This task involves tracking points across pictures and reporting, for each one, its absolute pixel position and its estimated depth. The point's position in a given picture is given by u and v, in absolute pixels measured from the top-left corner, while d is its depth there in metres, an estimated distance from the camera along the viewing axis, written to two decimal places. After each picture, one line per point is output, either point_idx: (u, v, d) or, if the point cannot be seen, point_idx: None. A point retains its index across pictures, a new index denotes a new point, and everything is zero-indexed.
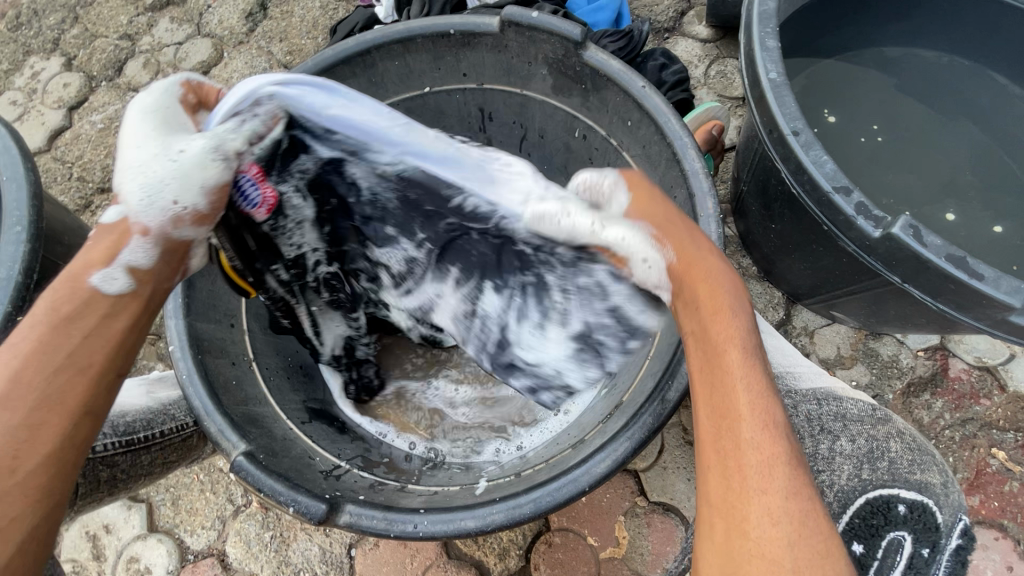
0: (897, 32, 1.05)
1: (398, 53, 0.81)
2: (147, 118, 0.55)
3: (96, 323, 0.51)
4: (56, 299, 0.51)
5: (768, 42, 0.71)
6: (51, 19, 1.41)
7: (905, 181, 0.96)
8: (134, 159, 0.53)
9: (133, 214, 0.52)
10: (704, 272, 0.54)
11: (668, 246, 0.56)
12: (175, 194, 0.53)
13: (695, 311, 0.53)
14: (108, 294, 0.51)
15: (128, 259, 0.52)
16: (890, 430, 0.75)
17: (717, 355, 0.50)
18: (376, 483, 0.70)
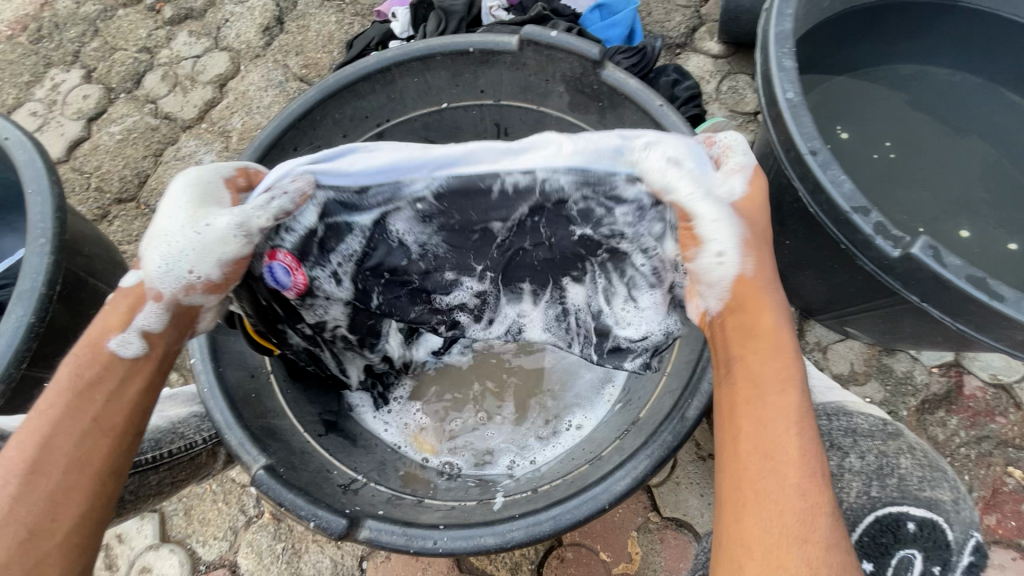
0: (909, 49, 1.06)
1: (418, 70, 0.83)
2: (184, 188, 0.55)
3: (113, 386, 0.53)
4: (77, 366, 0.53)
5: (785, 62, 0.71)
6: (71, 32, 1.44)
7: (919, 197, 0.96)
8: (165, 223, 0.54)
9: (152, 283, 0.55)
10: (764, 293, 0.53)
11: (750, 258, 0.52)
12: (192, 264, 0.55)
13: (740, 332, 0.53)
14: (126, 358, 0.54)
15: (142, 324, 0.55)
16: (901, 445, 0.73)
17: (755, 385, 0.50)
18: (392, 497, 0.71)
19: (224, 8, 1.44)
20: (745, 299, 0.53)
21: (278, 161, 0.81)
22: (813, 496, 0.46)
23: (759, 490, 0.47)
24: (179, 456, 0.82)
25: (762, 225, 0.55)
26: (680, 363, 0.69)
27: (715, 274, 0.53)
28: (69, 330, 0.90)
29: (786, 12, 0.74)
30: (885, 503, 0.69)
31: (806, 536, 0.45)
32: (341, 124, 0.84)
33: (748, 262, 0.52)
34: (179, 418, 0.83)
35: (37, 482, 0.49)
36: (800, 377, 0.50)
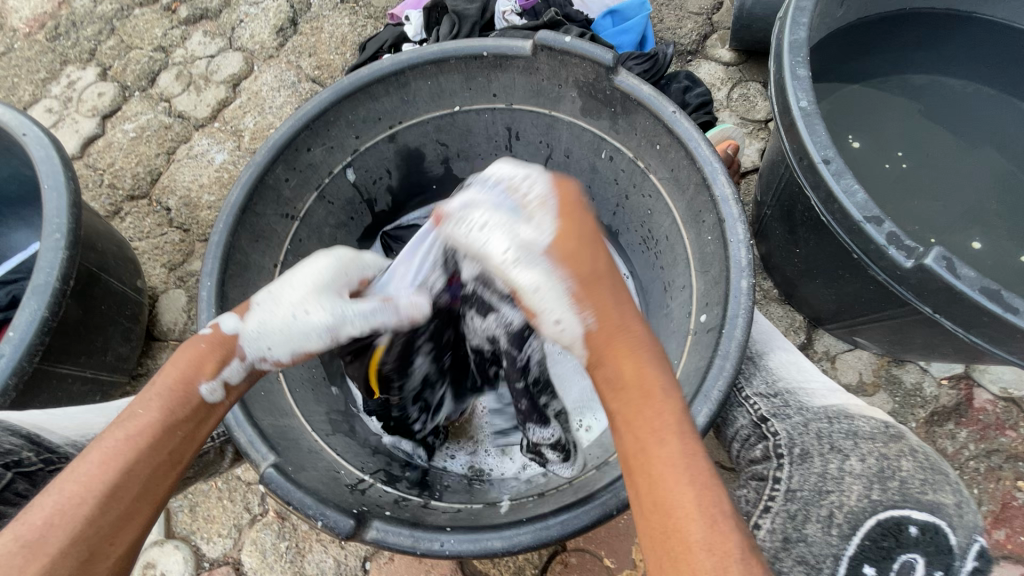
0: (922, 59, 1.06)
1: (431, 73, 0.83)
2: (327, 271, 0.67)
3: (196, 427, 0.56)
4: (168, 400, 0.55)
5: (799, 71, 0.71)
6: (88, 31, 1.46)
7: (930, 208, 0.96)
8: (290, 295, 0.64)
9: (242, 341, 0.60)
10: (616, 333, 0.57)
11: (587, 312, 0.58)
12: (273, 347, 0.62)
13: (612, 374, 0.55)
14: (208, 407, 0.57)
15: (228, 377, 0.59)
16: (901, 447, 0.70)
17: (633, 406, 0.52)
18: (399, 498, 0.70)
19: (239, 9, 1.45)
20: (602, 331, 0.57)
21: (291, 162, 0.81)
22: (700, 467, 0.48)
23: (661, 497, 0.47)
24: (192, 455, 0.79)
25: (594, 267, 0.60)
26: (688, 370, 0.69)
27: (572, 330, 0.58)
28: (81, 324, 0.91)
29: (801, 21, 0.74)
30: (887, 505, 0.64)
31: (711, 506, 0.46)
32: (354, 125, 0.85)
33: (589, 312, 0.58)
34: None
35: (109, 509, 0.49)
36: (663, 371, 0.54)
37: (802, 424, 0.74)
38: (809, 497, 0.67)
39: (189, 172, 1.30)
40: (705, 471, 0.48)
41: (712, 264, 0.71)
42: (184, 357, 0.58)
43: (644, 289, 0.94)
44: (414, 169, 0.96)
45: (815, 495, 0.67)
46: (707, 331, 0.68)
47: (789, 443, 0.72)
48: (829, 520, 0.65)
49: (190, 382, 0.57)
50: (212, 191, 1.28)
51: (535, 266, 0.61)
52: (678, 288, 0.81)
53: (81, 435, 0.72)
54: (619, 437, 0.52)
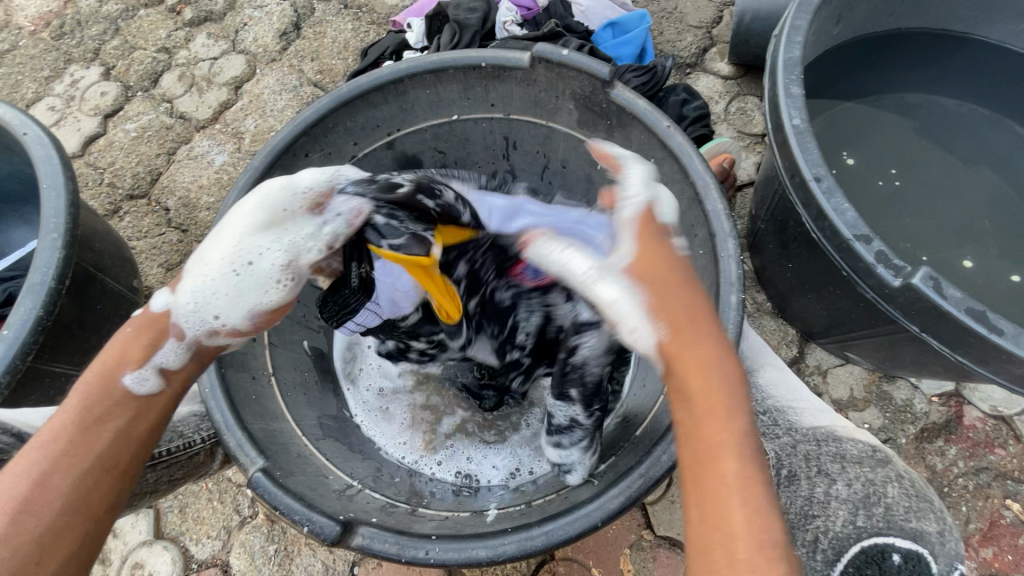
0: (918, 78, 1.07)
1: (430, 82, 0.84)
2: (256, 213, 0.61)
3: (123, 423, 0.54)
4: (88, 400, 0.54)
5: (793, 89, 0.72)
6: (93, 30, 1.47)
7: (922, 226, 0.96)
8: (218, 253, 0.60)
9: (175, 318, 0.58)
10: (693, 350, 0.50)
11: (663, 317, 0.52)
12: (219, 310, 0.59)
13: (679, 387, 0.50)
14: (135, 398, 0.55)
15: (159, 361, 0.57)
16: (889, 472, 0.67)
17: (700, 419, 0.47)
18: (386, 504, 0.71)
19: (243, 12, 1.46)
20: (673, 340, 0.51)
21: (288, 167, 0.82)
22: (751, 493, 0.44)
23: (708, 513, 0.44)
24: (179, 455, 0.80)
25: (670, 270, 0.55)
26: None
27: (642, 343, 0.53)
28: (76, 323, 0.91)
29: (795, 39, 0.75)
30: (872, 532, 0.61)
31: (762, 533, 0.42)
32: (352, 132, 0.86)
33: (661, 325, 0.52)
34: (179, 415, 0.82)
35: (25, 522, 0.48)
36: (734, 390, 0.48)
37: (790, 444, 0.71)
38: (795, 520, 0.66)
39: (189, 173, 1.31)
40: (761, 497, 0.44)
41: (703, 277, 0.71)
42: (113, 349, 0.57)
43: None
44: None
45: (801, 520, 0.66)
46: None
47: (776, 464, 0.71)
48: (813, 544, 0.64)
49: (113, 374, 0.55)
50: (212, 192, 1.28)
51: (611, 285, 0.56)
52: None
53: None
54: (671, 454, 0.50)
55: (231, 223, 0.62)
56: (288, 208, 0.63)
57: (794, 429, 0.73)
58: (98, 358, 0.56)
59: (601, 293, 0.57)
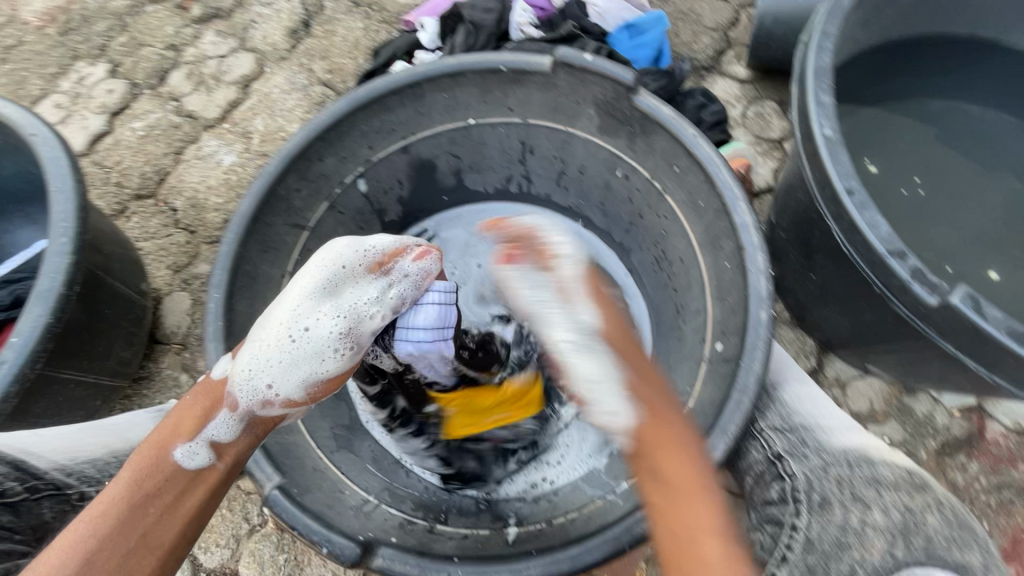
0: (940, 85, 1.05)
1: (447, 86, 0.82)
2: (317, 277, 0.67)
3: (172, 498, 0.55)
4: (144, 471, 0.55)
5: (823, 98, 0.70)
6: (99, 26, 1.44)
7: (947, 236, 0.94)
8: (275, 320, 0.65)
9: (230, 385, 0.62)
10: (662, 427, 0.56)
11: (637, 402, 0.57)
12: (270, 379, 0.63)
13: (653, 471, 0.54)
14: (187, 469, 0.57)
15: (211, 434, 0.59)
16: (926, 500, 0.66)
17: (668, 504, 0.52)
18: (404, 521, 0.70)
19: (251, 9, 1.44)
20: (642, 414, 0.56)
21: (303, 171, 0.80)
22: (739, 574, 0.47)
23: None
24: None
25: (628, 348, 0.63)
26: (704, 400, 0.68)
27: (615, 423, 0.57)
28: (84, 328, 0.90)
29: (825, 47, 0.73)
30: (911, 562, 0.59)
31: None
32: (367, 136, 0.84)
33: (637, 409, 0.57)
34: None
35: None
36: (695, 461, 0.53)
37: (821, 468, 0.68)
38: (828, 550, 0.62)
39: (197, 173, 1.29)
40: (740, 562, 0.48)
41: (730, 290, 0.70)
42: (166, 417, 0.60)
43: (656, 309, 0.93)
44: (425, 180, 0.95)
45: (836, 549, 0.62)
46: (723, 361, 0.67)
47: (807, 488, 0.67)
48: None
49: (166, 446, 0.57)
50: (220, 193, 1.27)
51: (593, 357, 0.61)
52: (693, 312, 0.80)
53: (70, 460, 0.70)
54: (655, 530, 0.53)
55: (287, 291, 0.67)
56: (349, 264, 0.69)
57: (826, 453, 0.70)
58: (160, 424, 0.59)
59: (582, 364, 0.61)
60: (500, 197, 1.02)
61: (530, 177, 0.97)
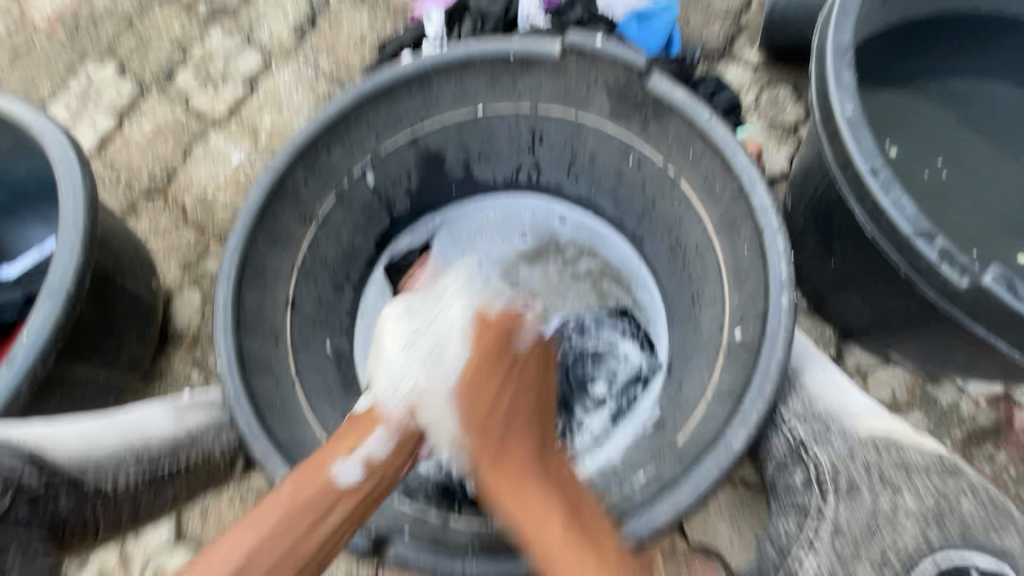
0: (970, 61, 1.01)
1: (455, 74, 0.81)
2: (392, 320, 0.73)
3: (319, 519, 0.53)
4: (298, 486, 0.54)
5: (844, 75, 0.68)
6: (107, 26, 1.44)
7: (974, 219, 0.92)
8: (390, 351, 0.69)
9: (381, 402, 0.64)
10: (504, 475, 0.60)
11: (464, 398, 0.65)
12: (414, 378, 0.65)
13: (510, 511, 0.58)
14: (344, 486, 0.56)
15: (369, 451, 0.59)
16: (960, 483, 0.64)
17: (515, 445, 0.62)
18: (416, 517, 0.68)
19: (257, 5, 1.43)
20: (477, 443, 0.62)
21: (311, 164, 0.79)
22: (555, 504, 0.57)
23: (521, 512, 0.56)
24: (198, 467, 0.72)
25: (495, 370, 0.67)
26: (722, 389, 0.66)
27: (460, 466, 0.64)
28: (97, 325, 0.90)
29: (845, 22, 0.70)
30: (947, 546, 0.60)
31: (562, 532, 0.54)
32: (375, 127, 0.83)
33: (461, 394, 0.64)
34: (201, 425, 0.73)
35: None
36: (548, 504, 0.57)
37: (849, 452, 0.66)
38: (858, 535, 0.62)
39: (206, 171, 1.29)
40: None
41: (748, 277, 0.68)
42: (328, 442, 0.60)
43: (671, 299, 0.91)
44: (433, 171, 0.94)
45: (866, 536, 0.62)
46: (744, 349, 0.65)
47: (834, 475, 0.65)
48: (881, 563, 0.61)
49: (328, 458, 0.57)
50: (229, 190, 1.26)
51: (444, 417, 0.63)
52: (709, 300, 0.78)
53: (85, 452, 0.64)
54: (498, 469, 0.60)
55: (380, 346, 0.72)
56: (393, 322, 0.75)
57: (855, 439, 0.67)
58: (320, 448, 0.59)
59: (436, 428, 0.63)
60: (507, 188, 1.00)
61: (540, 167, 0.95)
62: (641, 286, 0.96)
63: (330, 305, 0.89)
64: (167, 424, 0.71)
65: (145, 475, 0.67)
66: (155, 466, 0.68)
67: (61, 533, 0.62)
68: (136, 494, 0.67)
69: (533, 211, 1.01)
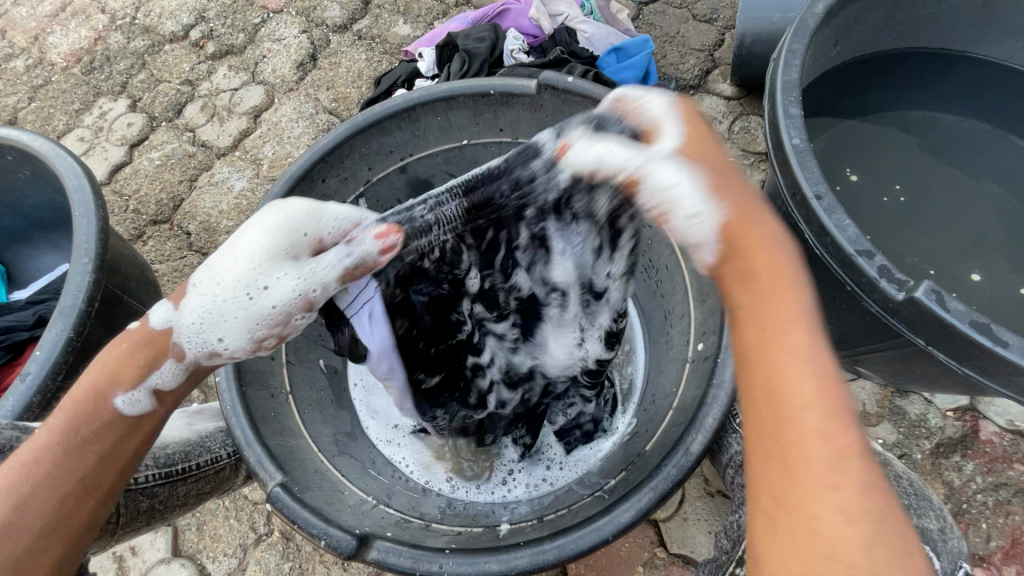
0: (918, 96, 1.09)
1: (441, 109, 0.88)
2: (268, 239, 0.58)
3: (108, 445, 0.57)
4: (76, 420, 0.56)
5: (792, 110, 0.74)
6: (121, 65, 1.54)
7: (930, 240, 0.97)
8: (229, 270, 0.57)
9: (178, 338, 0.59)
10: (753, 226, 0.52)
11: (724, 202, 0.53)
12: (222, 334, 0.58)
13: (742, 269, 0.51)
14: (131, 418, 0.58)
15: (154, 383, 0.58)
16: (888, 473, 0.70)
17: (766, 321, 0.48)
18: (401, 520, 0.72)
19: (262, 45, 1.52)
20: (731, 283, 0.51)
21: (307, 192, 0.85)
22: (838, 396, 0.45)
23: (799, 431, 0.44)
24: (206, 470, 0.79)
25: (719, 161, 0.56)
26: (687, 398, 0.70)
27: (702, 226, 0.52)
28: (104, 344, 0.95)
29: (793, 62, 0.78)
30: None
31: (842, 439, 0.43)
32: (367, 158, 0.89)
33: (723, 206, 0.52)
34: (207, 432, 0.81)
35: (7, 540, 0.52)
36: (792, 266, 0.50)
37: None
38: None
39: (210, 199, 1.36)
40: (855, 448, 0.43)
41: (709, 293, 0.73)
42: (104, 362, 0.58)
43: (646, 316, 0.96)
44: (423, 199, 1.00)
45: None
46: (704, 360, 0.70)
47: None
48: None
49: (103, 393, 0.57)
50: (231, 217, 1.33)
51: (698, 227, 0.53)
52: (678, 316, 0.83)
53: None
54: (749, 348, 0.49)
55: (235, 250, 0.58)
56: (302, 237, 0.59)
57: None
58: (91, 370, 0.58)
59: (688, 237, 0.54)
60: None
61: None
62: None
63: None
64: (181, 429, 0.79)
65: (161, 473, 0.73)
66: (170, 464, 0.74)
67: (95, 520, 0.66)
68: (153, 490, 0.72)
69: None
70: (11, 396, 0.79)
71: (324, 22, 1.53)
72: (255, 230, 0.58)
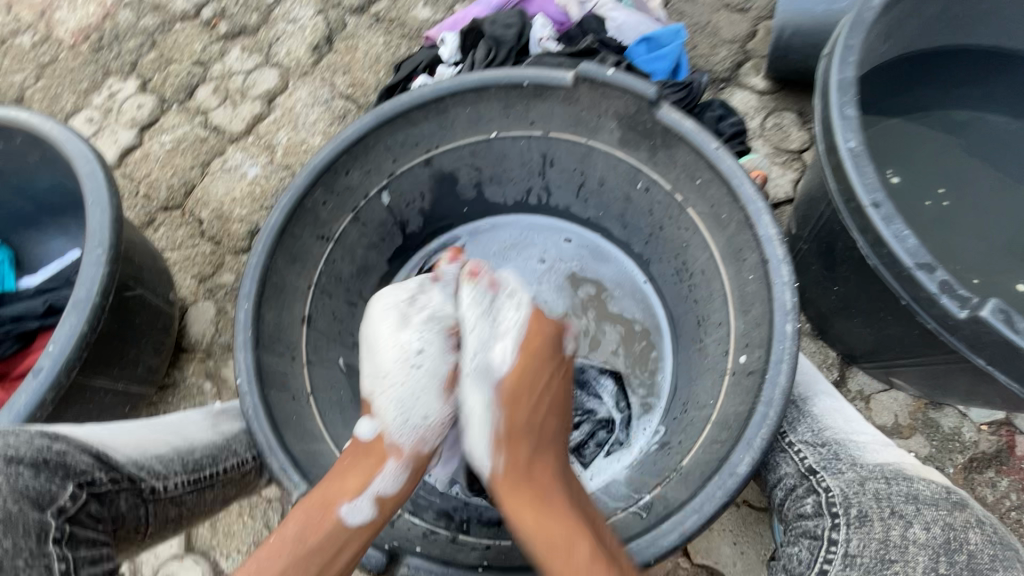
0: (965, 95, 1.04)
1: (471, 100, 0.83)
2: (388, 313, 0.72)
3: (335, 551, 0.61)
4: (310, 523, 0.62)
5: (847, 111, 0.70)
6: (130, 43, 1.49)
7: (975, 247, 0.93)
8: (384, 361, 0.70)
9: (388, 433, 0.68)
10: (528, 462, 0.66)
11: (501, 443, 0.67)
12: (423, 411, 0.70)
13: (528, 499, 0.63)
14: (355, 527, 0.63)
15: (380, 488, 0.65)
16: (968, 518, 0.65)
17: (557, 531, 0.60)
18: (427, 531, 0.71)
19: (276, 26, 1.47)
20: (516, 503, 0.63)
21: (330, 185, 0.82)
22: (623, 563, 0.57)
23: None
24: (232, 474, 0.75)
25: (529, 378, 0.70)
26: (728, 413, 0.68)
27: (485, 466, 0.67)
28: (117, 336, 0.92)
29: (849, 59, 0.73)
30: None
31: None
32: (391, 150, 0.85)
33: (506, 442, 0.67)
34: (232, 434, 0.77)
35: None
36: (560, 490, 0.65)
37: (858, 483, 0.69)
38: (869, 563, 0.62)
39: (223, 185, 1.32)
40: None
41: (753, 303, 0.70)
42: (340, 469, 0.67)
43: (676, 321, 0.93)
44: (445, 192, 0.96)
45: (877, 564, 0.62)
46: (747, 374, 0.67)
47: (844, 502, 0.68)
48: None
49: (336, 501, 0.63)
50: (245, 204, 1.30)
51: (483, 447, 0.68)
52: (715, 324, 0.80)
53: (142, 454, 0.68)
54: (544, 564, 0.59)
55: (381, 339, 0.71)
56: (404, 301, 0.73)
57: (863, 469, 0.71)
58: (325, 480, 0.65)
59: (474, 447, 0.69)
60: (517, 208, 1.03)
61: (549, 190, 0.98)
62: (643, 303, 0.98)
63: (345, 320, 0.91)
64: (206, 430, 0.75)
65: (188, 478, 0.71)
66: (197, 470, 0.72)
67: (117, 532, 0.64)
68: (180, 498, 0.70)
69: (542, 236, 1.04)
70: (25, 393, 0.77)
71: (341, 3, 1.48)
72: (379, 320, 0.72)
